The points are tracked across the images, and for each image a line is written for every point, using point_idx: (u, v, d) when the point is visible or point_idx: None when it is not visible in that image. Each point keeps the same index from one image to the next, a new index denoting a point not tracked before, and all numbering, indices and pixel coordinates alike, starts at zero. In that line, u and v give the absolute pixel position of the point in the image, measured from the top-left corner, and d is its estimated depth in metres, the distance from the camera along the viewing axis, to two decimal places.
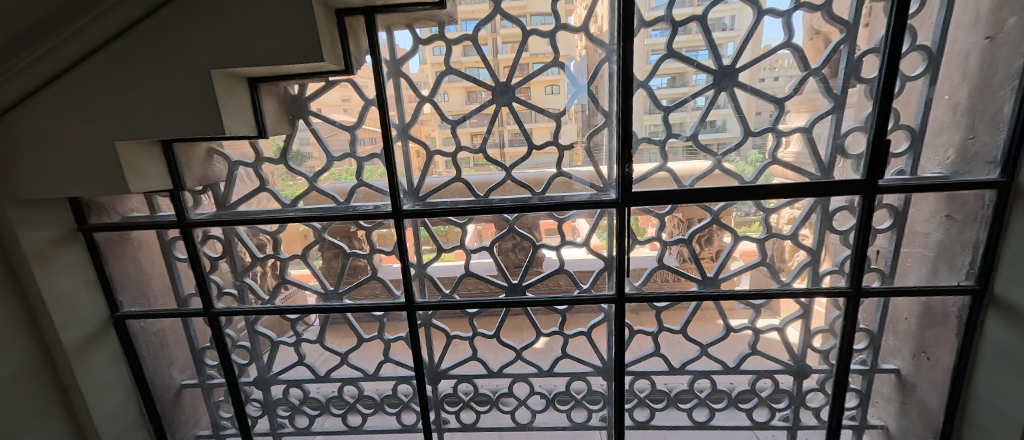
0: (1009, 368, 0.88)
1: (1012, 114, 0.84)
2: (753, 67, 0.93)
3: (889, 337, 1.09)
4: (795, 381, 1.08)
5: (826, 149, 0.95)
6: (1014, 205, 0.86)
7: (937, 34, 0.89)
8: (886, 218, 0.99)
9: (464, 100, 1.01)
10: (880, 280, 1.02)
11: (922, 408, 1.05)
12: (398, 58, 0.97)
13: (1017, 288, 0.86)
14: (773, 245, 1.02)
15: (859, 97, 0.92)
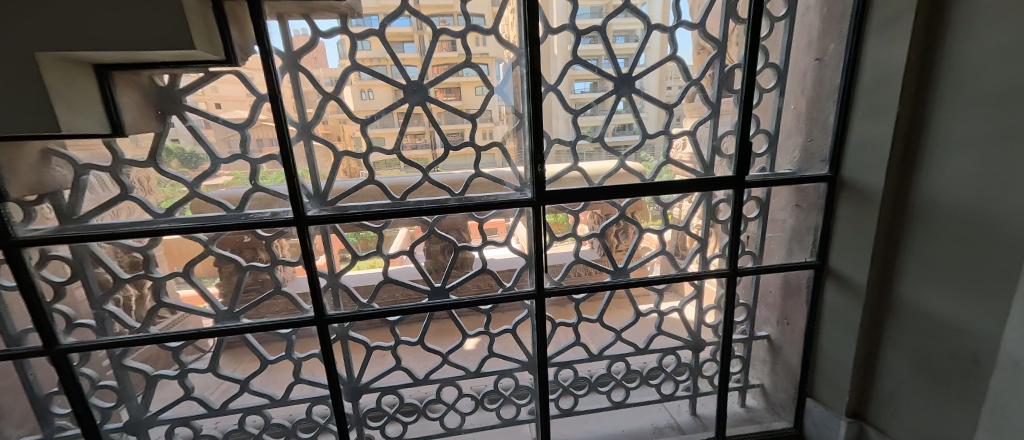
0: (842, 326, 1.10)
1: (834, 121, 1.05)
2: (659, 71, 1.04)
3: (761, 309, 1.30)
4: (693, 354, 1.22)
5: (707, 150, 1.10)
6: (839, 194, 1.07)
7: (783, 54, 1.07)
8: (755, 208, 1.17)
9: (391, 98, 0.97)
10: (752, 261, 1.18)
11: (787, 366, 1.26)
12: (295, 50, 0.89)
13: (844, 261, 1.08)
14: (676, 236, 1.17)
15: (731, 106, 1.07)
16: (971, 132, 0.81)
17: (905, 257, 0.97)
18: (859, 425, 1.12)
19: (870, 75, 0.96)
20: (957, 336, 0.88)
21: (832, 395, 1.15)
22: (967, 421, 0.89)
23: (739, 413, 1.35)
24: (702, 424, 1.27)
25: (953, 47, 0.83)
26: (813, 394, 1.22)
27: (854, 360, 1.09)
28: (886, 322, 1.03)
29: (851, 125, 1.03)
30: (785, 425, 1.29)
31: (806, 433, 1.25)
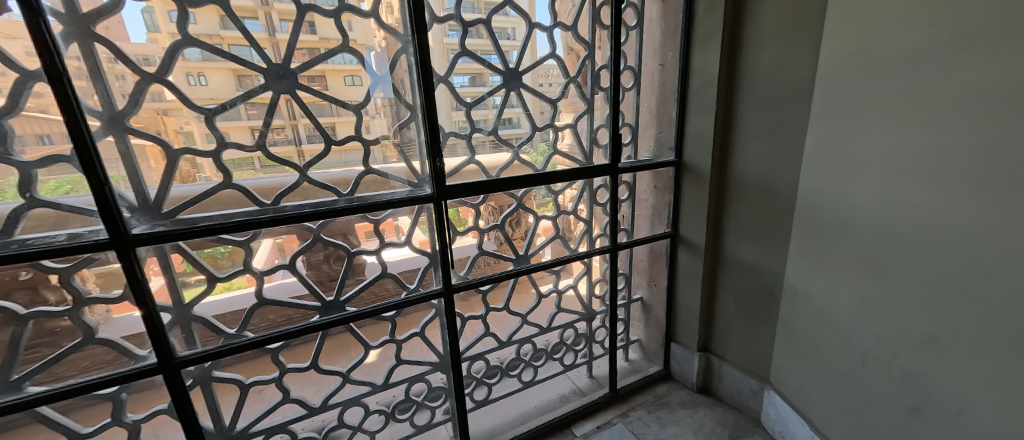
0: (692, 280, 1.39)
1: (676, 116, 1.30)
2: (534, 71, 1.11)
3: (635, 275, 1.55)
4: (587, 325, 1.37)
5: (585, 141, 1.23)
6: (683, 176, 1.34)
7: (637, 58, 1.27)
8: (626, 191, 1.37)
9: (233, 84, 0.80)
10: (626, 236, 1.40)
11: (657, 320, 1.53)
12: (83, 13, 0.65)
13: (690, 229, 1.36)
14: (564, 220, 1.28)
15: (602, 101, 1.22)
16: (763, 126, 1.13)
17: (729, 221, 1.28)
18: (706, 355, 1.43)
19: (697, 79, 1.23)
20: (759, 275, 1.22)
21: (688, 337, 1.45)
22: (770, 335, 1.23)
23: (624, 367, 1.58)
24: (598, 383, 1.45)
25: (751, 62, 1.13)
26: (676, 339, 1.51)
27: (700, 305, 1.39)
28: (719, 273, 1.34)
29: (688, 120, 1.29)
30: (657, 369, 1.56)
31: (673, 372, 1.53)
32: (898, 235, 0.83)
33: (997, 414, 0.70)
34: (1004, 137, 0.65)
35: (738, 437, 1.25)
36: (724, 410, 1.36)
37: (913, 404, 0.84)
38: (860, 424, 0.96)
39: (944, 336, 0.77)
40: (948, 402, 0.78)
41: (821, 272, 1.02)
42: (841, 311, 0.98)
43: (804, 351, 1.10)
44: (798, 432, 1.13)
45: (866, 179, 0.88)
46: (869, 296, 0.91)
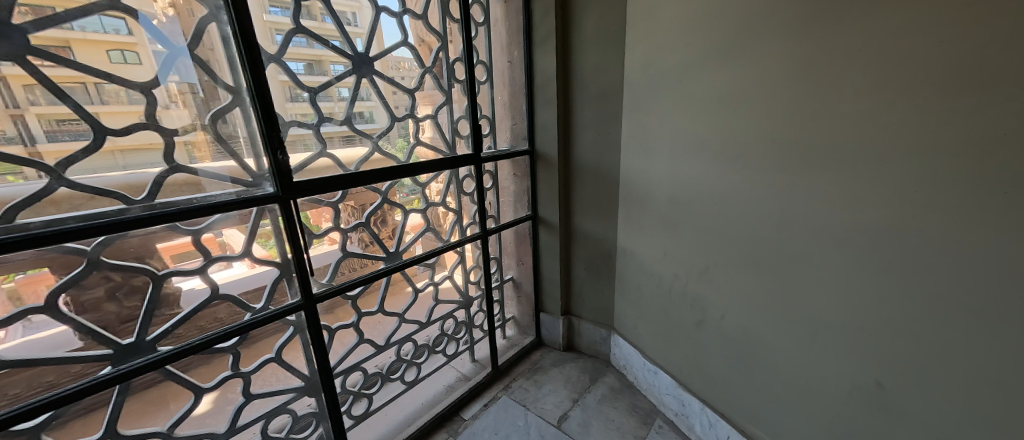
0: (551, 254, 1.58)
1: (526, 109, 1.45)
2: (382, 61, 1.03)
3: (505, 258, 1.67)
4: (466, 312, 1.42)
5: (447, 131, 1.23)
6: (537, 164, 1.51)
7: (488, 53, 1.34)
8: (490, 180, 1.47)
9: None
10: (494, 222, 1.51)
11: (527, 295, 1.70)
12: None
13: (546, 210, 1.54)
14: (432, 214, 1.26)
15: (460, 93, 1.25)
16: (593, 118, 1.35)
17: (576, 200, 1.49)
18: (568, 317, 1.66)
19: (540, 75, 1.38)
20: (601, 242, 1.47)
21: (553, 305, 1.65)
22: (612, 290, 1.50)
23: (503, 344, 1.69)
24: (481, 365, 1.51)
25: (579, 63, 1.33)
26: (543, 309, 1.69)
27: (560, 275, 1.59)
28: (571, 245, 1.56)
29: (536, 113, 1.44)
30: (531, 338, 1.73)
31: (543, 339, 1.72)
32: (684, 199, 1.10)
33: (739, 315, 1.01)
34: (732, 122, 0.93)
35: (597, 379, 1.48)
36: (585, 360, 1.60)
37: (697, 321, 1.14)
38: (671, 343, 1.25)
39: (710, 269, 1.06)
40: (715, 314, 1.08)
41: (641, 233, 1.29)
42: (655, 261, 1.26)
43: (634, 298, 1.38)
44: (635, 362, 1.41)
45: (661, 158, 1.15)
46: (669, 247, 1.19)
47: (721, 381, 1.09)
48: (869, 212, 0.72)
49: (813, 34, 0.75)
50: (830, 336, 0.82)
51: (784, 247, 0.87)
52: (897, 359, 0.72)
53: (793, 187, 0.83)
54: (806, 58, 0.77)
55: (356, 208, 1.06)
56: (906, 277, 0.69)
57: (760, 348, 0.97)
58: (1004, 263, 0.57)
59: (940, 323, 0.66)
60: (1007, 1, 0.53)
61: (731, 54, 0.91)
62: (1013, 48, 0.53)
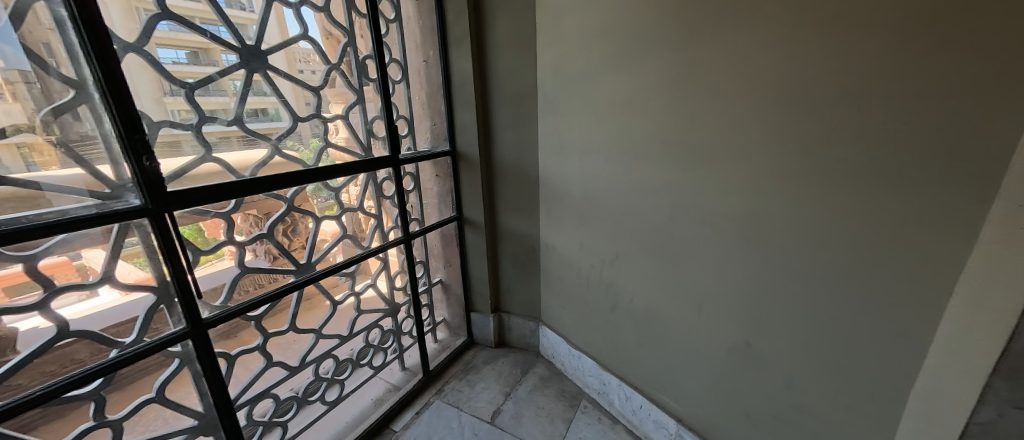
0: (478, 253, 1.60)
1: (445, 110, 1.44)
2: (285, 52, 0.95)
3: (432, 261, 1.64)
4: (393, 320, 1.38)
5: (362, 132, 1.17)
6: (459, 164, 1.51)
7: (401, 52, 1.31)
8: (411, 182, 1.44)
9: None
10: (419, 225, 1.49)
11: (456, 296, 1.70)
12: None
13: (471, 210, 1.55)
14: (352, 220, 1.20)
15: (372, 93, 1.20)
16: (511, 119, 1.39)
17: (499, 199, 1.53)
18: (499, 314, 1.69)
19: (457, 76, 1.38)
20: (525, 239, 1.52)
21: (483, 303, 1.67)
22: (537, 284, 1.56)
23: (435, 348, 1.66)
24: (411, 372, 1.48)
25: (495, 66, 1.36)
26: (474, 308, 1.70)
27: (488, 274, 1.61)
28: (498, 243, 1.60)
29: (455, 113, 1.44)
30: (463, 339, 1.73)
31: (475, 338, 1.73)
32: (597, 195, 1.18)
33: (645, 298, 1.12)
34: (629, 124, 1.02)
35: (528, 371, 1.53)
36: (516, 354, 1.65)
37: (612, 305, 1.24)
38: (591, 329, 1.34)
39: (621, 257, 1.16)
40: (626, 298, 1.18)
41: (560, 227, 1.36)
42: (573, 253, 1.34)
43: (558, 289, 1.46)
44: (561, 350, 1.49)
45: (574, 157, 1.23)
46: (585, 239, 1.27)
47: (634, 359, 1.20)
48: (736, 202, 0.84)
49: (688, 47, 0.85)
50: (714, 310, 0.94)
51: (676, 234, 0.98)
52: (762, 324, 0.85)
53: (679, 182, 0.94)
54: (683, 68, 0.87)
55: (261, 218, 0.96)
56: (765, 255, 0.82)
57: (663, 325, 1.08)
58: (829, 239, 0.71)
59: (788, 290, 0.79)
60: (819, 29, 0.66)
61: (626, 62, 0.99)
62: (826, 67, 0.66)
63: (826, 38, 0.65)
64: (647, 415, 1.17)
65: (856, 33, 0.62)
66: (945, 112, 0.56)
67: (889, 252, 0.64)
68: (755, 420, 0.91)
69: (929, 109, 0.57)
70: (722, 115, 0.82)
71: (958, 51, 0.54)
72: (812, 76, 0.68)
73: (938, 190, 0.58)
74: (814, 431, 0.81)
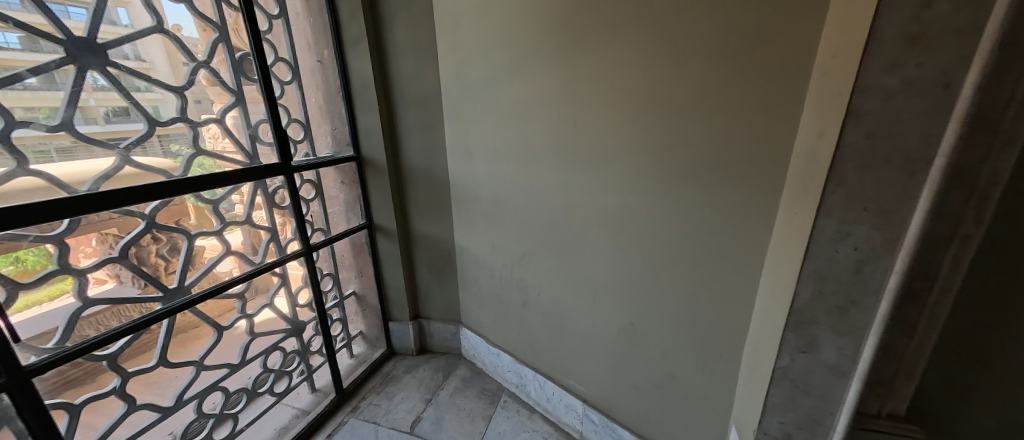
0: (392, 261, 1.55)
1: (346, 114, 1.39)
2: (161, 39, 0.94)
3: (342, 272, 1.55)
4: (297, 340, 1.36)
5: (245, 137, 1.13)
6: (364, 170, 1.46)
7: (290, 51, 1.24)
8: (311, 190, 1.36)
9: None
10: (324, 235, 1.41)
11: (372, 307, 1.64)
12: None
13: (381, 217, 1.50)
14: (246, 233, 1.17)
15: (255, 94, 1.15)
16: (417, 123, 1.38)
17: (410, 204, 1.50)
18: (418, 321, 1.66)
19: (356, 79, 1.34)
20: (438, 242, 1.52)
21: (400, 311, 1.63)
22: (454, 287, 1.57)
23: (350, 364, 1.59)
24: (323, 393, 1.43)
25: (396, 69, 1.34)
26: (392, 317, 1.65)
27: (404, 281, 1.58)
28: (412, 249, 1.57)
29: (357, 117, 1.39)
30: (382, 350, 1.67)
31: (395, 348, 1.68)
32: (504, 196, 1.23)
33: (550, 291, 1.19)
34: (525, 128, 1.10)
35: (449, 374, 1.53)
36: (438, 359, 1.64)
37: (523, 301, 1.30)
38: (507, 326, 1.39)
39: (528, 254, 1.22)
40: (534, 293, 1.25)
41: (471, 229, 1.39)
42: (485, 254, 1.37)
43: (473, 290, 1.48)
44: (481, 349, 1.52)
45: (479, 160, 1.26)
46: (495, 239, 1.31)
47: (545, 349, 1.27)
48: (616, 199, 0.94)
49: (567, 59, 0.94)
50: (606, 295, 1.04)
51: (571, 229, 1.07)
52: (644, 306, 0.96)
53: (569, 182, 1.03)
54: (565, 77, 0.96)
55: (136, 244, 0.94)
56: (642, 245, 0.92)
57: (566, 316, 1.17)
58: (688, 227, 0.83)
59: (661, 273, 0.90)
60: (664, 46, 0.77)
61: (517, 71, 1.07)
62: (672, 79, 0.77)
63: (666, 58, 0.77)
64: (558, 400, 1.25)
65: (688, 55, 0.74)
66: (751, 122, 0.69)
67: (726, 236, 0.77)
68: (645, 393, 1.03)
69: (740, 120, 0.70)
70: (597, 121, 0.93)
71: (755, 74, 0.67)
72: (659, 89, 0.80)
73: (750, 186, 0.72)
74: (687, 395, 0.93)
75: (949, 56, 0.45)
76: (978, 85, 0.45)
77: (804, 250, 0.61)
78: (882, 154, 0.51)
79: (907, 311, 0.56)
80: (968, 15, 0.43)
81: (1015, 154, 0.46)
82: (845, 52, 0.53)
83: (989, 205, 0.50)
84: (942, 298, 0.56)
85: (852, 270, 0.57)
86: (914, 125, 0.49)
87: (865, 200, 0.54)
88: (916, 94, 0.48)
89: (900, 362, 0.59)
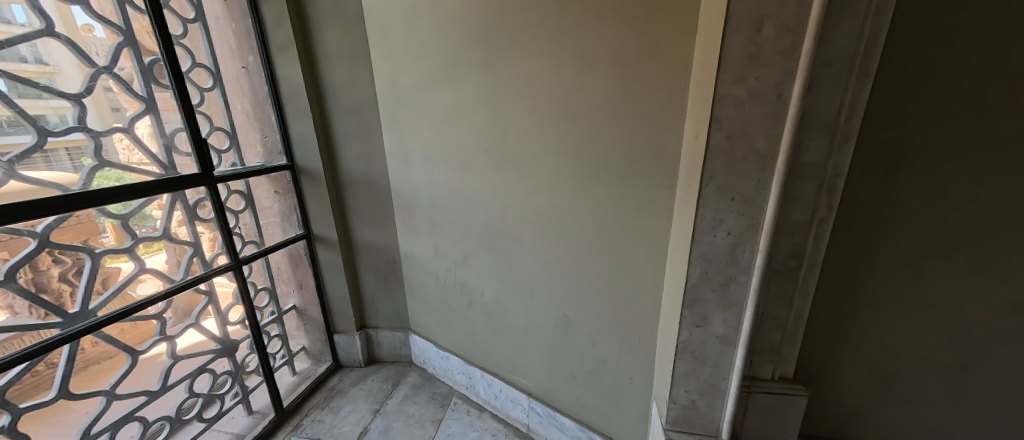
0: (334, 271, 1.51)
1: (276, 121, 1.35)
2: (60, 43, 0.87)
3: (280, 285, 1.47)
4: (229, 360, 1.29)
5: (159, 148, 1.05)
6: (300, 178, 1.41)
7: (210, 57, 1.19)
8: (241, 201, 1.30)
9: None
10: (257, 248, 1.35)
11: (314, 321, 1.58)
12: None
13: (320, 226, 1.46)
14: (169, 250, 1.10)
15: (171, 101, 1.08)
16: (354, 130, 1.36)
17: (350, 212, 1.47)
18: (365, 331, 1.62)
19: (285, 86, 1.31)
20: (383, 250, 1.50)
21: (346, 322, 1.58)
22: (401, 294, 1.55)
23: (292, 382, 1.52)
24: (260, 415, 1.36)
25: (328, 75, 1.31)
26: (337, 329, 1.60)
27: (348, 291, 1.54)
28: (356, 257, 1.54)
29: (289, 124, 1.35)
30: (327, 364, 1.61)
31: (342, 360, 1.63)
32: (444, 200, 1.25)
33: (493, 291, 1.23)
34: (459, 133, 1.14)
35: (399, 383, 1.51)
36: (387, 368, 1.61)
37: (467, 302, 1.32)
38: (453, 328, 1.41)
39: (471, 256, 1.25)
40: (478, 294, 1.28)
41: (414, 234, 1.39)
42: (428, 258, 1.38)
43: (420, 295, 1.48)
44: (431, 354, 1.52)
45: (418, 165, 1.28)
46: (438, 243, 1.33)
47: (490, 348, 1.30)
48: (545, 198, 1.02)
49: (493, 68, 1.00)
50: (543, 290, 1.10)
51: (509, 228, 1.12)
52: (577, 297, 1.03)
53: (503, 185, 1.09)
54: (492, 85, 1.02)
55: (31, 267, 0.86)
56: (573, 240, 0.99)
57: (509, 313, 1.21)
58: (610, 220, 0.91)
59: (590, 265, 0.98)
60: (578, 57, 0.85)
61: (448, 79, 1.11)
62: (587, 86, 0.86)
63: (580, 67, 0.86)
64: (506, 396, 1.28)
65: (597, 65, 0.83)
66: (651, 125, 0.79)
67: (639, 227, 0.87)
68: (582, 380, 1.09)
69: (642, 125, 0.81)
70: (526, 125, 0.99)
71: (650, 84, 0.77)
72: (578, 96, 0.88)
73: (654, 182, 0.82)
74: (617, 377, 1.01)
75: (777, 72, 0.60)
76: (802, 95, 0.59)
77: (690, 240, 0.74)
78: (740, 152, 0.66)
79: (782, 281, 0.71)
80: (787, 40, 0.58)
81: (849, 151, 0.62)
82: (707, 67, 0.67)
83: (836, 193, 0.64)
84: (811, 273, 0.70)
85: (727, 252, 0.71)
86: (760, 128, 0.63)
87: (733, 192, 0.68)
88: (758, 101, 0.62)
89: (784, 329, 0.75)
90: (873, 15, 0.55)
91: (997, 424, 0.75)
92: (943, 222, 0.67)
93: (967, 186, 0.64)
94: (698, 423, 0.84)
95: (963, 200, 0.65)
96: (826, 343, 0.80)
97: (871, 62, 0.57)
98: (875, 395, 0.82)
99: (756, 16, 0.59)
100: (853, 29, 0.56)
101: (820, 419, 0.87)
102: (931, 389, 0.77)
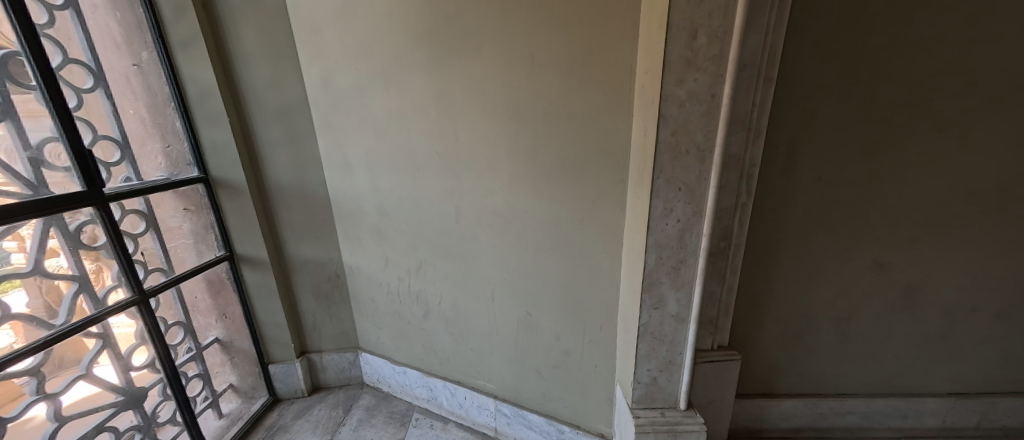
0: (265, 294, 1.36)
1: (183, 127, 1.18)
2: None
3: (197, 318, 1.27)
4: (137, 412, 1.08)
5: (22, 163, 0.85)
6: (216, 192, 1.25)
7: (87, 52, 0.98)
8: (139, 223, 1.10)
9: None
10: (164, 276, 1.16)
11: (243, 352, 1.40)
12: None
13: (245, 245, 1.30)
14: (38, 290, 0.89)
15: (34, 106, 0.87)
16: (280, 137, 1.24)
17: (281, 227, 1.33)
18: (306, 356, 1.48)
19: (193, 87, 1.15)
20: (322, 266, 1.38)
21: (282, 350, 1.43)
22: (346, 311, 1.45)
23: (219, 426, 1.32)
24: None
25: (246, 76, 1.18)
26: (272, 359, 1.44)
27: (284, 314, 1.39)
28: (290, 277, 1.39)
29: (199, 131, 1.19)
30: (262, 400, 1.44)
31: (280, 393, 1.47)
32: (392, 208, 1.20)
33: (451, 298, 1.20)
34: (405, 138, 1.10)
35: (350, 407, 1.41)
36: (334, 394, 1.48)
37: (424, 313, 1.27)
38: (407, 341, 1.35)
39: (426, 263, 1.21)
40: (435, 303, 1.24)
41: (358, 246, 1.31)
42: (376, 269, 1.31)
43: (367, 310, 1.40)
44: (384, 370, 1.44)
45: (360, 172, 1.21)
46: (388, 253, 1.26)
47: (451, 356, 1.27)
48: (501, 200, 1.02)
49: (437, 71, 0.99)
50: (504, 291, 1.11)
51: (466, 232, 1.11)
52: (539, 294, 1.05)
53: (456, 188, 1.08)
54: (439, 86, 1.00)
55: None
56: (529, 240, 1.02)
57: (470, 318, 1.19)
58: (565, 218, 0.95)
59: (548, 261, 1.01)
60: (529, 60, 0.87)
61: (389, 81, 1.06)
62: (536, 89, 0.89)
63: (528, 70, 0.88)
64: (471, 403, 1.26)
65: (546, 67, 0.86)
66: (600, 126, 0.84)
67: (594, 221, 0.92)
68: (547, 375, 1.11)
69: (592, 126, 0.85)
70: (476, 128, 0.99)
71: (597, 87, 0.82)
72: (529, 99, 0.90)
73: (606, 179, 0.87)
74: (581, 366, 1.05)
75: (710, 75, 0.67)
76: (732, 96, 0.67)
77: (645, 231, 0.79)
78: (683, 147, 0.72)
79: (720, 259, 0.81)
80: (716, 47, 0.65)
81: (759, 144, 0.74)
82: (649, 72, 0.73)
83: (753, 180, 0.77)
84: (737, 250, 0.82)
85: (677, 238, 0.78)
86: (698, 125, 0.70)
87: (679, 183, 0.74)
88: (696, 101, 0.69)
89: (720, 302, 0.86)
90: (774, 29, 0.65)
91: (875, 359, 0.95)
92: (834, 200, 0.81)
93: (849, 170, 0.79)
94: (659, 398, 0.91)
95: (845, 182, 0.80)
96: (754, 311, 0.92)
97: (772, 69, 0.68)
98: (793, 352, 0.96)
99: (691, 24, 0.65)
100: (763, 41, 0.65)
101: (753, 380, 0.99)
102: (831, 340, 0.94)
